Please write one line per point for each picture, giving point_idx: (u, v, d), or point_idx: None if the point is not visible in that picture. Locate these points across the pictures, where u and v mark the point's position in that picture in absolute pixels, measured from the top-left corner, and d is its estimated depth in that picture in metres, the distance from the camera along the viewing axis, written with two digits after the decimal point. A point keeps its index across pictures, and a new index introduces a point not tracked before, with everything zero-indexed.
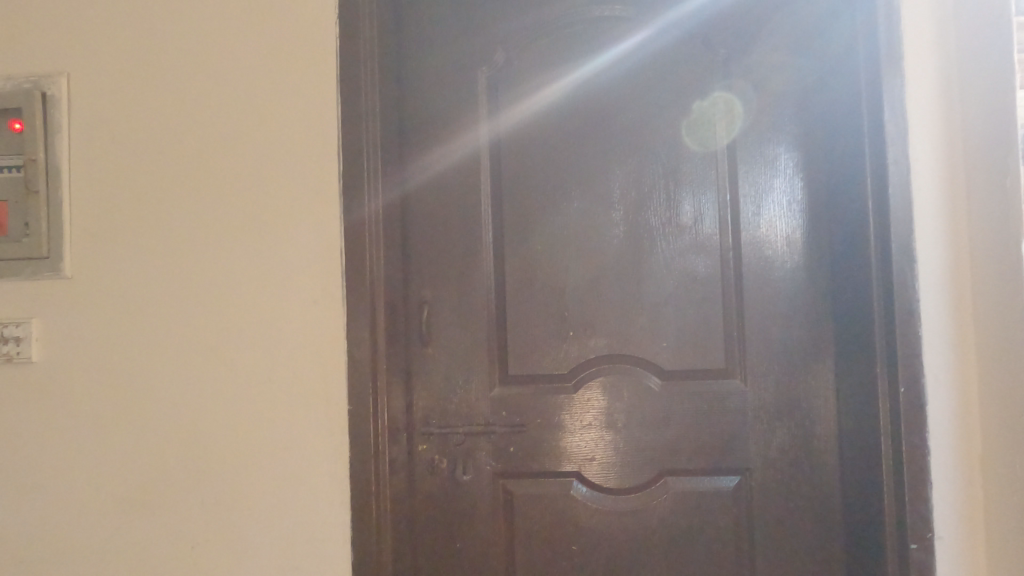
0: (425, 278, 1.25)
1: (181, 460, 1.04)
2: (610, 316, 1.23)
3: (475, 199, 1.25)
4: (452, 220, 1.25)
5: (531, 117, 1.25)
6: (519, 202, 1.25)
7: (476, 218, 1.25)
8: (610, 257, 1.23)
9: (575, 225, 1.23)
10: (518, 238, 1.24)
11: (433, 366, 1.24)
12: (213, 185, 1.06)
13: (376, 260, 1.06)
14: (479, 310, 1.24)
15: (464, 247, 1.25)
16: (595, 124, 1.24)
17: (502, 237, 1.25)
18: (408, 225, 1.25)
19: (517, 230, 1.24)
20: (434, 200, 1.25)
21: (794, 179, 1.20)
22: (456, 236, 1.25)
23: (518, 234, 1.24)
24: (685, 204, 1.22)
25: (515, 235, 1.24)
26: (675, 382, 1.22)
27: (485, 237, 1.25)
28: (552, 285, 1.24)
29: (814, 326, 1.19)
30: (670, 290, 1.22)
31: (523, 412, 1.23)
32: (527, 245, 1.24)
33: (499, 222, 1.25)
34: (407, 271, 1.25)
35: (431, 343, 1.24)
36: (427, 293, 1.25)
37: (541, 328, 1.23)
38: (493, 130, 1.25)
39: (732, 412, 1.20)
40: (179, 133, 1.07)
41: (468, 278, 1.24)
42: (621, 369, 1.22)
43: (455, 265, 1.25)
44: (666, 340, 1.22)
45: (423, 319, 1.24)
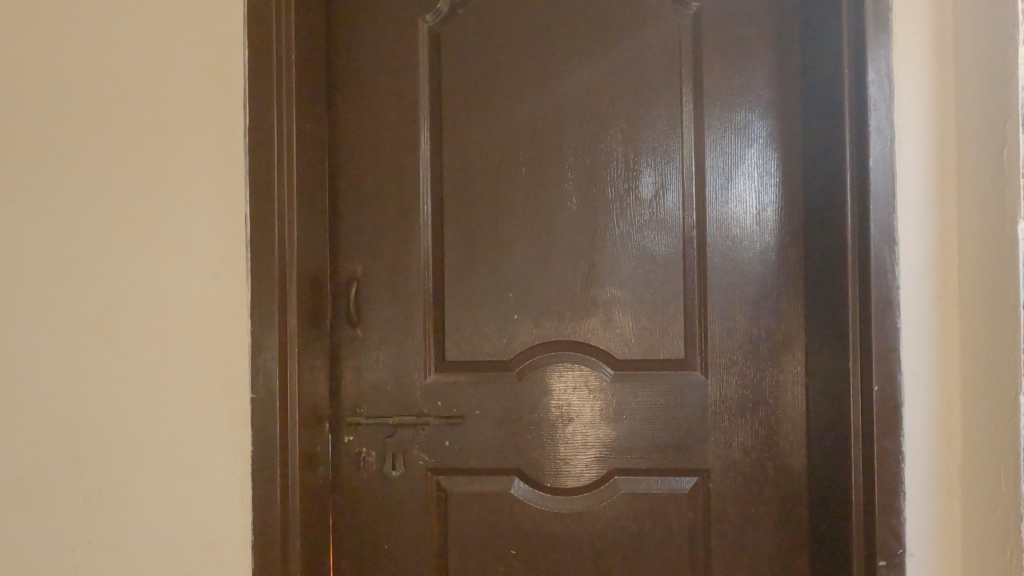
0: (355, 252, 1.12)
1: (55, 458, 0.88)
2: (560, 299, 1.10)
3: (413, 166, 1.12)
4: (387, 188, 1.12)
5: (476, 74, 1.12)
6: (463, 169, 1.12)
7: (414, 186, 1.12)
8: (561, 233, 1.10)
9: (523, 197, 1.11)
10: (459, 209, 1.12)
11: (363, 350, 1.12)
12: (99, 139, 0.91)
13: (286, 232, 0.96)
14: (414, 289, 1.11)
15: (400, 218, 1.12)
16: (547, 83, 1.11)
17: (443, 208, 1.12)
18: (337, 192, 1.12)
19: (460, 200, 1.12)
20: (368, 166, 1.12)
21: (766, 150, 1.08)
22: (391, 206, 1.12)
23: (459, 204, 1.12)
24: (645, 176, 1.10)
25: (458, 205, 1.12)
26: (630, 372, 1.10)
27: (423, 208, 1.12)
28: (496, 263, 1.11)
29: (784, 314, 1.07)
30: (626, 272, 1.10)
31: (461, 403, 1.11)
32: (468, 218, 1.12)
33: (439, 191, 1.12)
34: (336, 244, 1.12)
35: (360, 324, 1.12)
36: (357, 269, 1.12)
37: (484, 309, 1.11)
38: (434, 89, 1.12)
39: (690, 407, 1.09)
40: (52, 67, 0.89)
41: (402, 254, 1.12)
42: (569, 357, 1.10)
43: (389, 238, 1.12)
44: (621, 326, 1.10)
45: (352, 298, 1.11)
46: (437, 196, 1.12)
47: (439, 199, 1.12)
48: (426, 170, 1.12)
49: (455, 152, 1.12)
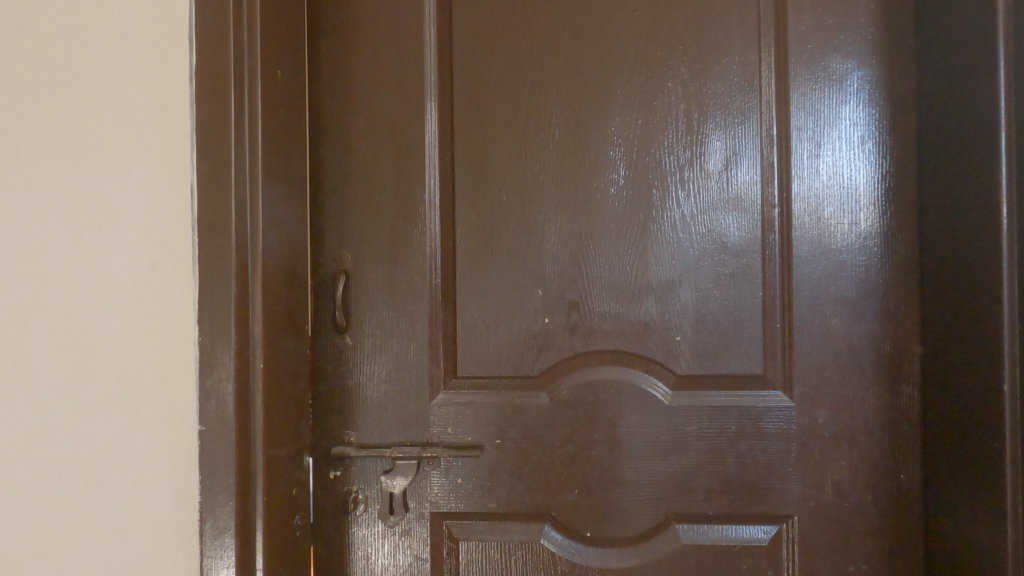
0: (342, 238, 0.89)
1: None
2: (603, 297, 0.87)
3: (416, 129, 0.89)
4: (383, 157, 0.89)
5: (497, 15, 0.88)
6: (479, 132, 0.89)
7: (417, 154, 0.89)
8: (604, 214, 0.87)
9: (556, 170, 0.87)
10: (475, 186, 0.88)
11: (354, 361, 0.89)
12: (7, 72, 0.71)
13: (254, 210, 0.71)
14: (419, 285, 0.88)
15: (399, 195, 0.89)
16: (587, 25, 0.87)
17: (455, 181, 0.89)
18: (319, 162, 0.89)
19: (476, 172, 0.89)
20: (358, 129, 0.89)
21: (869, 108, 0.84)
22: (388, 178, 0.89)
23: (475, 179, 0.88)
24: (714, 141, 0.86)
25: (473, 178, 0.89)
26: (693, 391, 0.86)
27: (428, 181, 0.89)
28: (522, 253, 0.88)
29: (892, 317, 0.83)
30: (688, 263, 0.86)
31: (478, 429, 0.88)
32: (486, 197, 0.88)
33: (449, 161, 0.89)
34: (319, 227, 0.89)
35: (350, 328, 0.89)
36: (345, 259, 0.89)
37: (506, 310, 0.88)
38: (443, 34, 0.89)
39: (770, 437, 0.85)
40: None
41: (403, 241, 0.88)
42: (615, 373, 0.87)
43: (386, 220, 0.89)
44: (681, 331, 0.86)
45: (339, 297, 0.88)
46: (446, 167, 0.89)
47: (449, 170, 0.89)
48: (433, 134, 0.89)
49: (470, 111, 0.89)
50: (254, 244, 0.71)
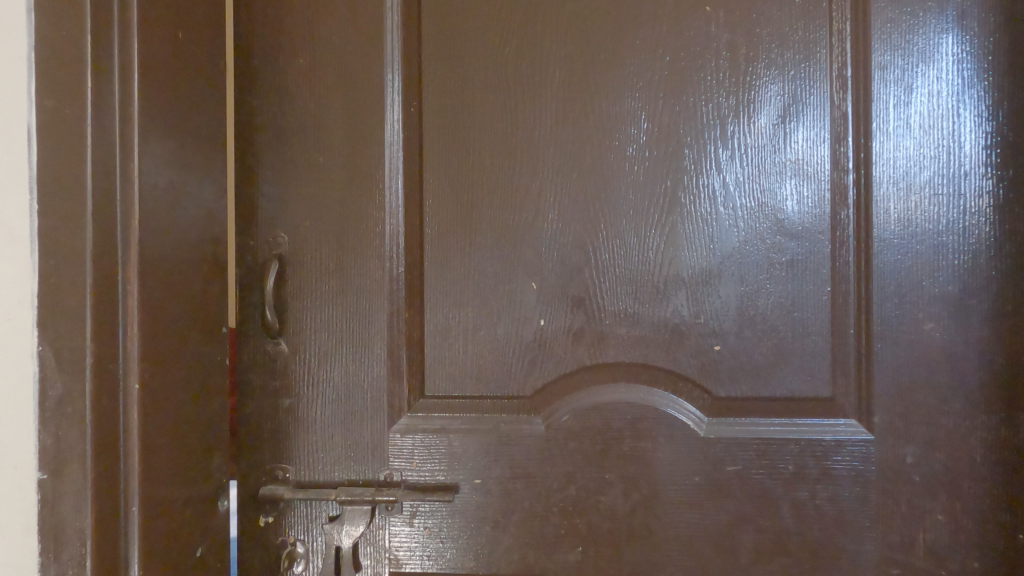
0: (277, 213, 0.68)
1: None
2: (616, 292, 0.66)
3: (372, 70, 0.67)
4: (328, 109, 0.68)
5: None
6: (454, 74, 0.67)
7: (373, 103, 0.67)
8: (618, 182, 0.66)
9: (556, 125, 0.66)
10: (450, 146, 0.67)
11: (291, 373, 0.68)
12: None
13: (126, 171, 0.52)
14: (375, 276, 0.67)
15: (350, 157, 0.68)
16: None
17: (423, 139, 0.68)
18: (246, 114, 0.68)
19: (450, 128, 0.67)
20: (296, 69, 0.68)
21: (980, 40, 0.62)
22: (335, 135, 0.68)
23: (450, 138, 0.67)
24: (768, 86, 0.64)
25: (447, 136, 0.67)
26: (737, 418, 0.65)
27: (387, 140, 0.67)
28: (510, 235, 0.66)
29: (1011, 322, 0.61)
30: (731, 248, 0.64)
31: (451, 465, 0.67)
32: (464, 160, 0.67)
33: (415, 112, 0.68)
34: (247, 199, 0.69)
35: (287, 331, 0.68)
36: (280, 240, 0.68)
37: (488, 309, 0.67)
38: None
39: (839, 481, 0.63)
40: None
41: (355, 219, 0.68)
42: (632, 394, 0.65)
43: (333, 190, 0.68)
44: (721, 338, 0.64)
45: (271, 291, 0.67)
46: (411, 121, 0.68)
47: (414, 125, 0.68)
48: (395, 77, 0.68)
49: (442, 47, 0.67)
50: (126, 219, 0.52)
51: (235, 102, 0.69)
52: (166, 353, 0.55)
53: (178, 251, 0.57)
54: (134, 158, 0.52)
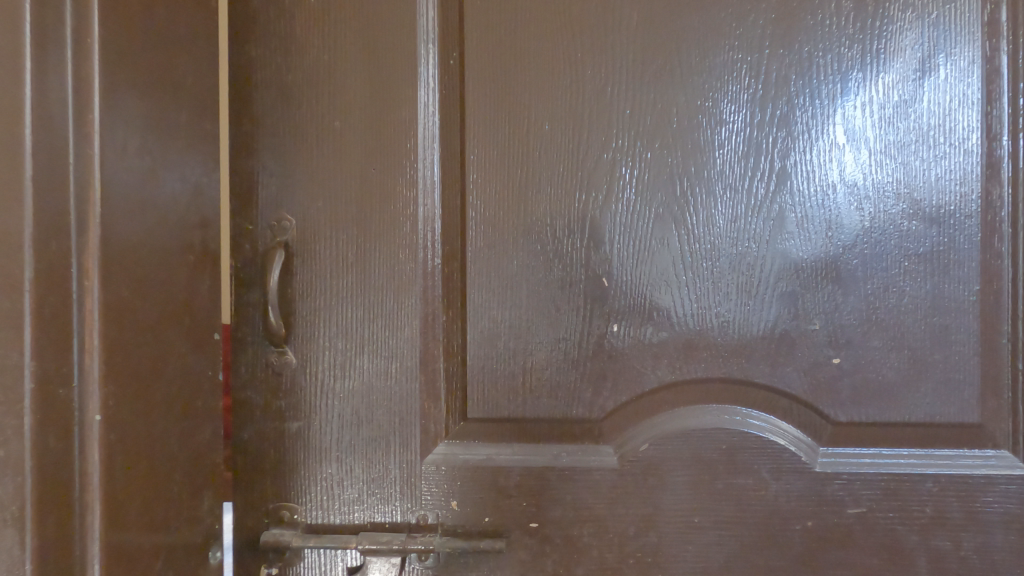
0: (281, 192, 0.55)
1: None
2: (708, 292, 0.52)
3: (401, 13, 0.54)
4: (346, 61, 0.54)
5: None
6: (503, 18, 0.54)
7: (402, 54, 0.54)
8: (711, 154, 0.52)
9: (633, 82, 0.53)
10: (498, 108, 0.54)
11: (299, 392, 0.55)
12: None
13: (84, 129, 0.38)
14: (405, 271, 0.54)
15: (372, 122, 0.54)
16: None
17: (463, 99, 0.54)
18: (243, 68, 0.55)
19: (497, 85, 0.53)
20: (306, 12, 0.54)
21: None
22: (355, 94, 0.54)
23: (498, 98, 0.54)
24: (903, 32, 0.51)
25: (494, 95, 0.54)
26: (863, 447, 0.52)
27: (420, 100, 0.54)
28: (573, 220, 0.53)
29: None
30: (852, 235, 0.51)
31: (498, 506, 0.54)
32: (515, 125, 0.53)
33: (455, 66, 0.54)
34: (245, 174, 0.55)
35: (294, 338, 0.55)
36: (286, 226, 0.55)
37: (546, 312, 0.53)
38: None
39: (988, 528, 0.51)
40: None
41: (379, 201, 0.54)
42: (727, 418, 0.52)
43: (352, 163, 0.54)
44: (844, 350, 0.51)
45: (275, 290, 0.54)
46: (449, 77, 0.54)
47: (453, 82, 0.54)
48: (430, 22, 0.54)
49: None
50: (82, 194, 0.38)
51: (230, 53, 0.55)
52: (139, 370, 0.42)
53: (155, 239, 0.43)
54: (93, 112, 0.39)
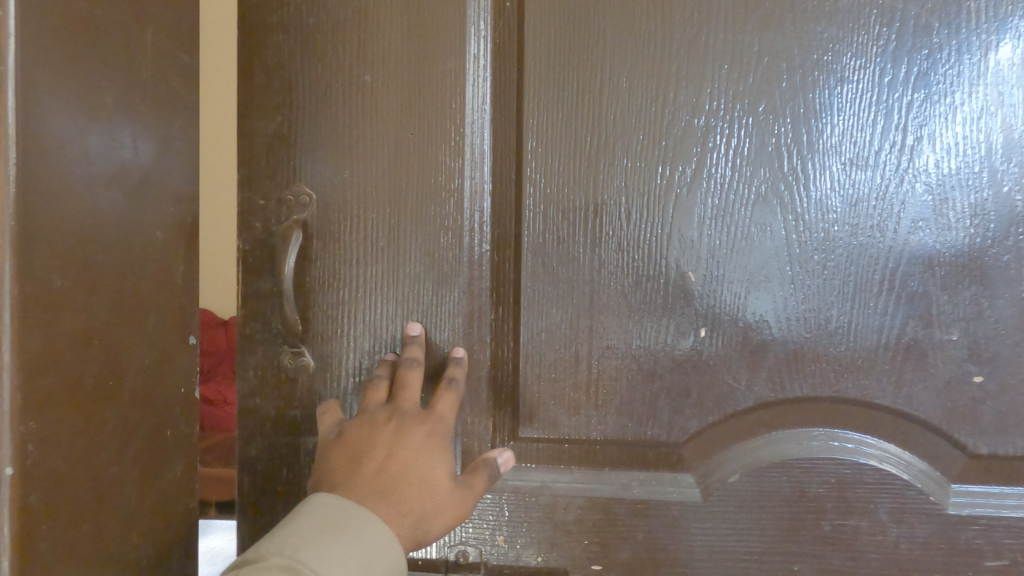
0: (299, 160, 0.45)
1: None
2: (819, 290, 0.43)
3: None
4: (379, 2, 0.45)
5: None
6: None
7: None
8: (828, 120, 0.42)
9: (731, 33, 0.43)
10: (564, 65, 0.44)
11: (317, 401, 0.46)
12: None
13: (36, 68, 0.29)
14: (447, 260, 0.45)
15: (412, 81, 0.45)
16: None
17: (522, 51, 0.45)
18: (256, 8, 0.45)
19: (564, 35, 0.44)
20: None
21: None
22: (390, 46, 0.45)
23: (564, 53, 0.44)
24: None
25: (560, 47, 0.44)
26: (1004, 486, 0.42)
27: (469, 51, 0.45)
28: (652, 201, 0.44)
29: None
30: (1002, 222, 0.41)
31: (554, 541, 0.45)
32: (584, 85, 0.44)
33: (513, 11, 0.45)
34: (256, 137, 0.46)
35: (312, 337, 0.46)
36: (302, 202, 0.45)
37: (616, 311, 0.44)
38: None
39: None
40: None
41: (418, 175, 0.45)
42: (837, 445, 0.43)
43: (384, 128, 0.45)
44: (987, 367, 0.42)
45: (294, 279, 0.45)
46: (506, 25, 0.45)
47: (511, 30, 0.45)
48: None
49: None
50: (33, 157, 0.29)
51: None
52: (92, 394, 0.33)
53: (119, 223, 0.35)
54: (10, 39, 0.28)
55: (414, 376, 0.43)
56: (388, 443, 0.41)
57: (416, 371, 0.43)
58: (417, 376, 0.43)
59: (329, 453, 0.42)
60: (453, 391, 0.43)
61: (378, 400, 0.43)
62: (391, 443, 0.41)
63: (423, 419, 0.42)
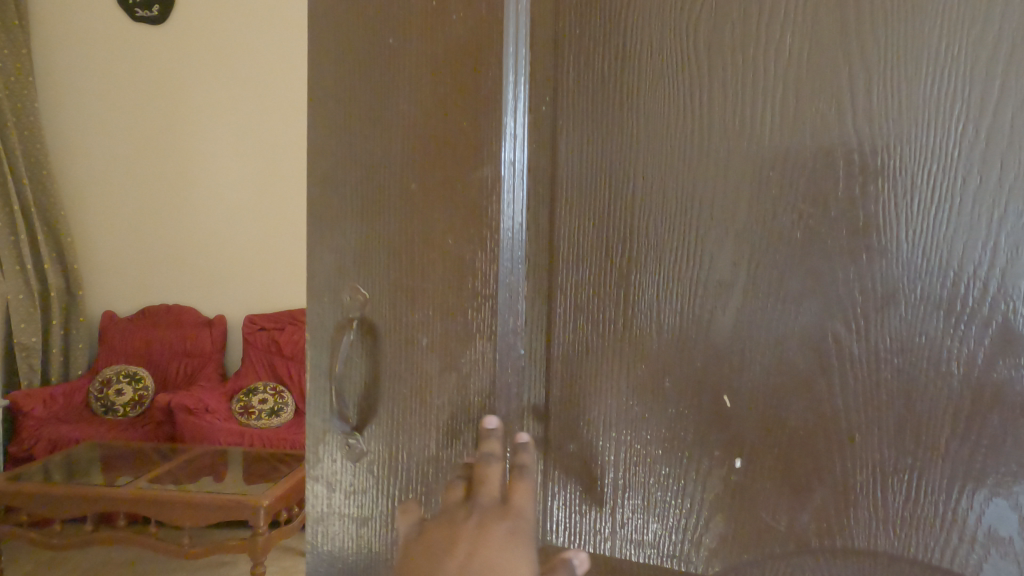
0: (354, 250, 0.49)
1: None
2: (886, 421, 0.37)
3: (487, 30, 0.43)
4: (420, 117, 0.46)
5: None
6: (612, 33, 0.42)
7: (484, 85, 0.44)
8: (896, 236, 0.36)
9: (779, 143, 0.39)
10: (599, 180, 0.43)
11: (370, 473, 0.50)
12: None
13: None
14: (480, 370, 0.45)
15: (447, 198, 0.45)
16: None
17: (556, 140, 0.44)
18: (320, 108, 0.50)
19: (599, 123, 0.43)
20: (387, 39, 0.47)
21: None
22: (430, 163, 0.46)
23: (599, 168, 0.43)
24: None
25: (595, 135, 0.43)
26: None
27: (506, 145, 0.44)
28: (687, 322, 0.41)
29: None
30: None
31: None
32: (618, 201, 0.43)
33: (550, 99, 0.44)
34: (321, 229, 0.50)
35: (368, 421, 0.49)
36: (359, 299, 0.49)
37: (648, 416, 0.42)
38: None
39: None
40: None
41: (454, 286, 0.46)
42: None
43: (425, 241, 0.47)
44: None
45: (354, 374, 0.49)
46: (543, 115, 0.45)
47: (546, 120, 0.45)
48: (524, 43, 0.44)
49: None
50: None
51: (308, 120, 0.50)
52: None
53: None
54: None
55: (492, 473, 0.41)
56: (469, 540, 0.39)
57: (494, 470, 0.42)
58: (496, 475, 0.42)
59: (404, 557, 0.40)
60: (527, 495, 0.41)
61: (455, 500, 0.42)
62: (473, 539, 0.39)
63: (505, 515, 0.40)
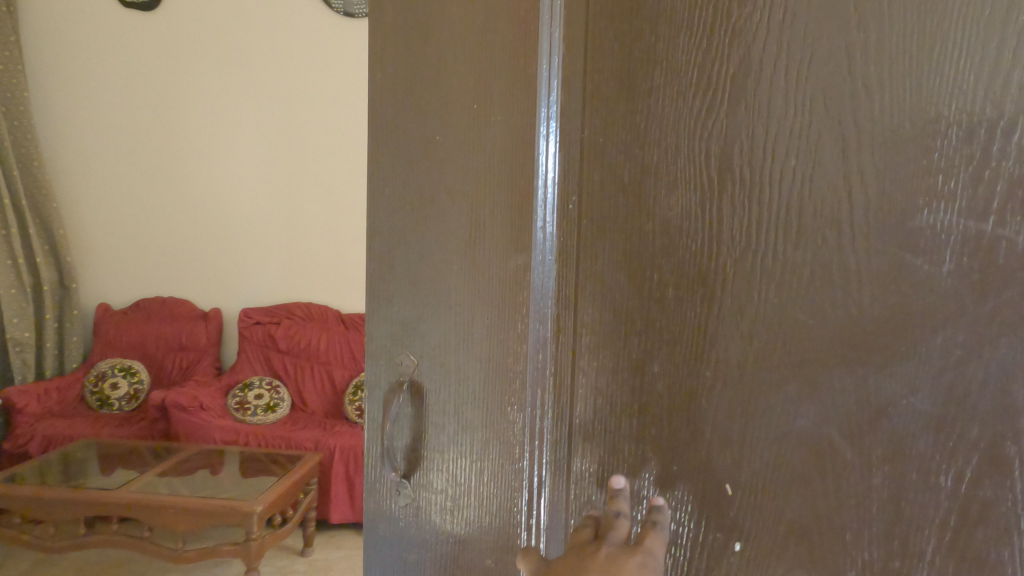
0: (416, 306, 0.56)
1: None
2: (875, 525, 0.34)
3: (524, 98, 0.46)
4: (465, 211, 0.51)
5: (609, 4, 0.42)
6: (633, 94, 0.41)
7: (521, 151, 0.47)
8: (885, 372, 0.33)
9: (769, 262, 0.37)
10: (613, 277, 0.43)
11: (423, 504, 0.57)
12: None
13: None
14: (516, 440, 0.49)
15: (490, 287, 0.50)
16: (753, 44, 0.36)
17: (582, 201, 0.44)
18: (382, 188, 0.57)
19: (620, 185, 0.42)
20: (439, 108, 0.52)
21: None
22: (475, 258, 0.50)
23: (613, 265, 0.43)
24: None
25: (618, 197, 0.42)
26: None
27: (536, 207, 0.46)
28: (681, 428, 0.40)
29: None
30: None
31: None
32: (627, 301, 0.43)
33: (577, 157, 0.44)
34: (389, 291, 0.57)
35: (422, 462, 0.56)
36: (411, 365, 0.56)
37: (656, 479, 0.42)
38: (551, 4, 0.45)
39: None
40: None
41: (501, 363, 0.50)
42: None
43: (473, 321, 0.51)
44: None
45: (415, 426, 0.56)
46: (570, 172, 0.45)
47: (573, 178, 0.45)
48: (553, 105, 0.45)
49: (623, 46, 0.42)
50: None
51: (384, 214, 0.57)
52: None
53: None
54: None
55: (622, 525, 0.41)
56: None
57: (624, 520, 0.41)
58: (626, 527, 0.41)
59: None
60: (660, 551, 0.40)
61: (582, 539, 0.42)
62: (604, 574, 0.39)
63: (633, 549, 0.40)
